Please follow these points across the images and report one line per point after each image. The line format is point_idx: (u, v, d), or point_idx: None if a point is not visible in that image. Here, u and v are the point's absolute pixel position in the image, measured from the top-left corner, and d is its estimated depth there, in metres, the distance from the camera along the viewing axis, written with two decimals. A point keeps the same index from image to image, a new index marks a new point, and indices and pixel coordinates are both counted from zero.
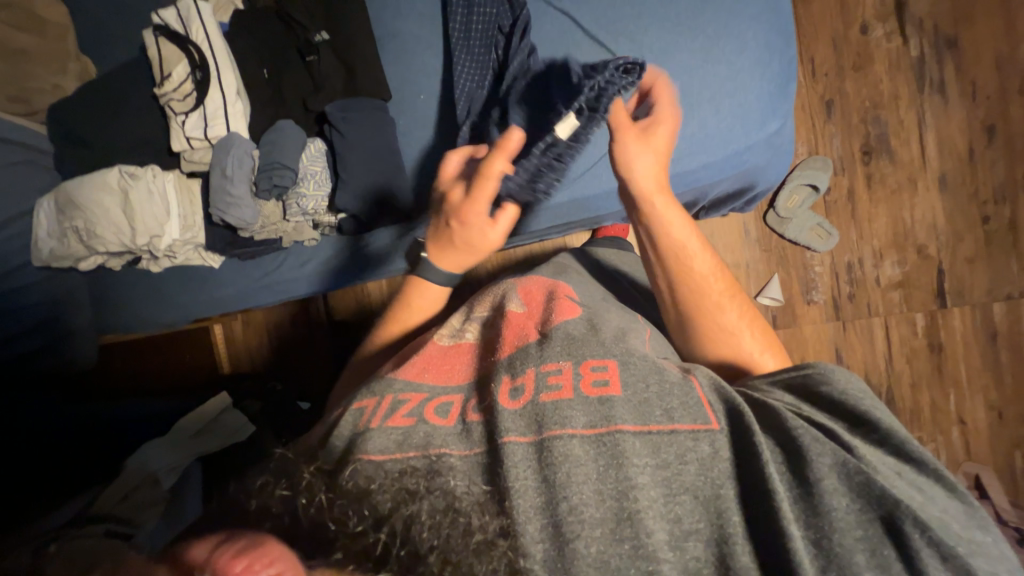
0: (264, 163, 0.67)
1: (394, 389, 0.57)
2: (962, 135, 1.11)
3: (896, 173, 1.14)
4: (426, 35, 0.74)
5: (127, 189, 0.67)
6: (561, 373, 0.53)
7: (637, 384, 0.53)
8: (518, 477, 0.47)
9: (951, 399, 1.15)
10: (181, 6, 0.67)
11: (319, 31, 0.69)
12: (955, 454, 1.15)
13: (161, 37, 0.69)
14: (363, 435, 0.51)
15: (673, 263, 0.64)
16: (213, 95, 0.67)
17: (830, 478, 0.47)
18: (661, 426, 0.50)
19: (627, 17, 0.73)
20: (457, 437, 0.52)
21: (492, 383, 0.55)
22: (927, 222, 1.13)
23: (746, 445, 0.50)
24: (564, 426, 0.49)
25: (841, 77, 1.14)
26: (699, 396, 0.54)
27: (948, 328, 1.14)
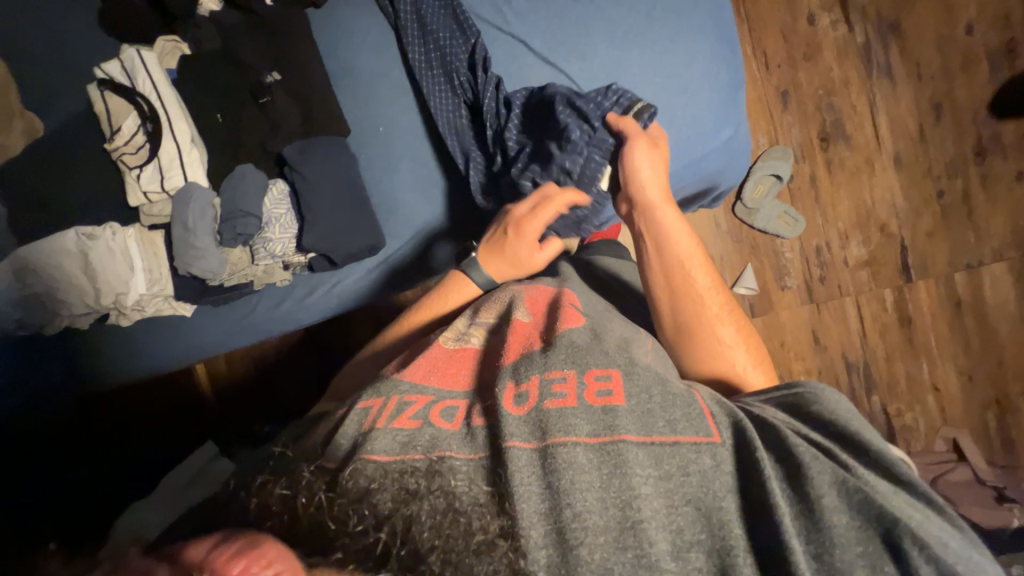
0: (227, 211, 0.67)
1: (399, 390, 0.57)
2: (912, 115, 1.15)
3: (853, 157, 1.18)
4: (381, 67, 0.74)
5: (88, 251, 0.66)
6: (566, 381, 0.55)
7: (641, 395, 0.55)
8: (520, 482, 0.47)
9: (924, 368, 1.20)
10: (125, 59, 0.66)
11: (270, 71, 0.69)
12: (931, 420, 1.20)
13: (106, 91, 0.67)
14: (369, 433, 0.51)
15: (675, 272, 0.68)
16: (168, 147, 0.66)
17: (828, 484, 0.49)
18: (664, 437, 0.51)
19: (576, 35, 0.73)
20: (462, 441, 0.52)
21: (497, 388, 0.56)
22: (887, 201, 1.17)
23: (748, 452, 0.52)
24: (568, 433, 0.50)
25: (794, 67, 1.17)
26: (703, 408, 0.55)
27: (915, 301, 1.19)
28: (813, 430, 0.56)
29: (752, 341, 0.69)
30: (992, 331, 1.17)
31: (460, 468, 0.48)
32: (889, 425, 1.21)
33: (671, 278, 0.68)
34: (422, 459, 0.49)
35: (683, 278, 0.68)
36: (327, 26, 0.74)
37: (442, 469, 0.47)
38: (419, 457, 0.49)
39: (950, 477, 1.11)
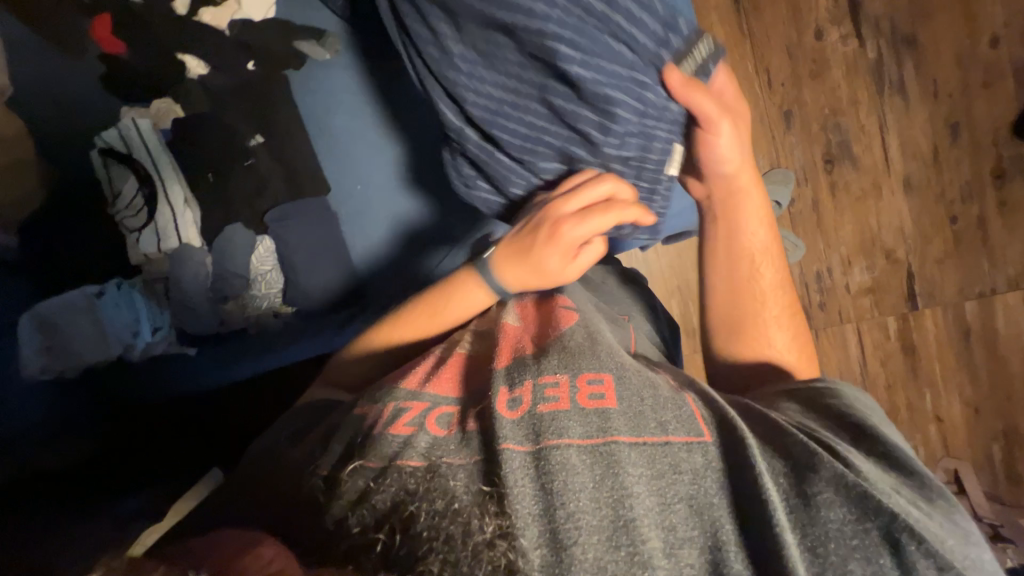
0: (218, 271, 0.74)
1: (396, 399, 0.54)
2: (925, 136, 1.09)
3: (860, 180, 1.13)
4: (359, 125, 0.77)
5: (96, 307, 0.72)
6: (558, 385, 0.52)
7: (633, 397, 0.52)
8: (516, 484, 0.45)
9: (927, 398, 1.16)
10: (122, 128, 0.72)
11: (253, 135, 0.75)
12: (933, 451, 1.16)
13: (105, 158, 0.72)
14: (367, 436, 0.50)
15: (735, 261, 0.72)
16: (164, 212, 0.73)
17: (832, 487, 0.45)
18: (658, 438, 0.49)
19: None
20: (457, 446, 0.50)
21: (489, 392, 0.53)
22: (894, 226, 1.13)
23: (741, 451, 0.48)
24: (561, 436, 0.47)
25: (799, 85, 1.12)
26: (693, 410, 0.53)
27: (921, 329, 1.14)
28: (809, 425, 0.54)
29: (804, 342, 0.71)
30: (1002, 362, 1.12)
31: (456, 471, 0.47)
32: None
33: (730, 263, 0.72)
34: (417, 466, 0.47)
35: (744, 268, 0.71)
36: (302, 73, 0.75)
37: (438, 471, 0.46)
38: (416, 464, 0.47)
39: None
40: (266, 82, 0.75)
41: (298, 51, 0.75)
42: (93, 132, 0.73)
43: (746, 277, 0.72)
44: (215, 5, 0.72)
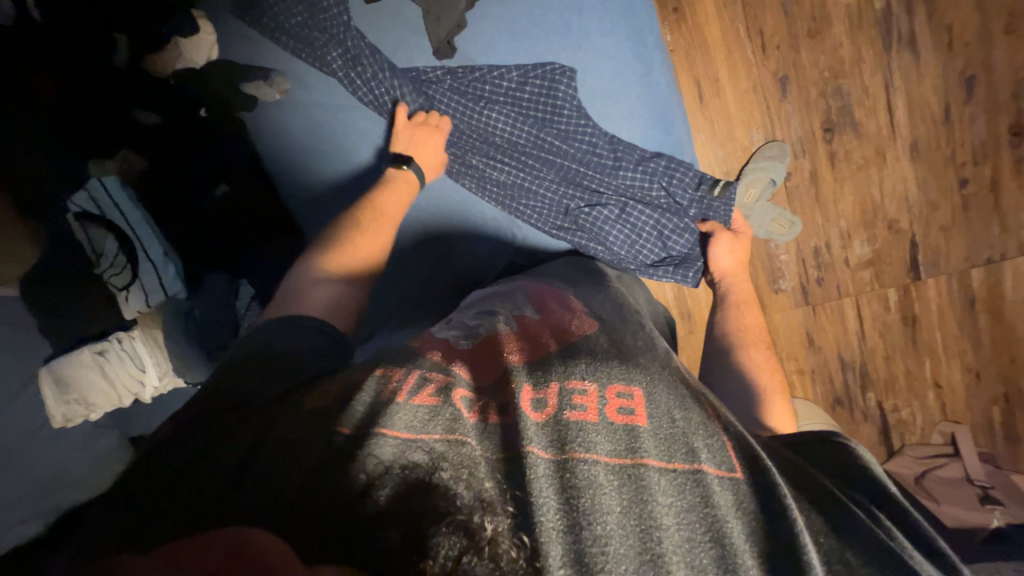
0: (205, 321, 0.82)
1: (422, 367, 0.54)
2: (935, 94, 1.01)
3: (863, 148, 1.06)
4: (314, 150, 0.84)
5: (104, 362, 0.77)
6: (586, 393, 0.48)
7: (663, 418, 0.47)
8: (542, 493, 0.41)
9: (926, 365, 1.15)
10: (93, 189, 0.76)
11: (219, 184, 0.85)
12: (930, 415, 1.17)
13: (82, 219, 0.75)
14: (388, 405, 0.48)
15: (732, 301, 0.82)
16: (147, 269, 0.77)
17: (866, 555, 0.40)
18: (688, 465, 0.44)
19: (540, 111, 0.80)
20: (481, 435, 0.46)
21: (511, 387, 0.50)
22: (898, 195, 1.07)
23: (771, 491, 0.43)
24: (588, 450, 0.44)
25: (796, 47, 1.03)
26: (726, 440, 0.47)
27: (923, 299, 1.11)
28: (834, 482, 0.49)
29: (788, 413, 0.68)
30: (1008, 328, 1.10)
31: (479, 459, 0.43)
32: (884, 421, 1.19)
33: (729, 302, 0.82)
34: (441, 440, 0.45)
35: (734, 309, 0.81)
36: (269, 119, 0.83)
37: (462, 458, 0.43)
38: (438, 437, 0.45)
39: (940, 474, 1.10)
40: (222, 125, 0.84)
41: (244, 93, 0.81)
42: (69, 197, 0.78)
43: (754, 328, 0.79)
44: (155, 53, 0.77)
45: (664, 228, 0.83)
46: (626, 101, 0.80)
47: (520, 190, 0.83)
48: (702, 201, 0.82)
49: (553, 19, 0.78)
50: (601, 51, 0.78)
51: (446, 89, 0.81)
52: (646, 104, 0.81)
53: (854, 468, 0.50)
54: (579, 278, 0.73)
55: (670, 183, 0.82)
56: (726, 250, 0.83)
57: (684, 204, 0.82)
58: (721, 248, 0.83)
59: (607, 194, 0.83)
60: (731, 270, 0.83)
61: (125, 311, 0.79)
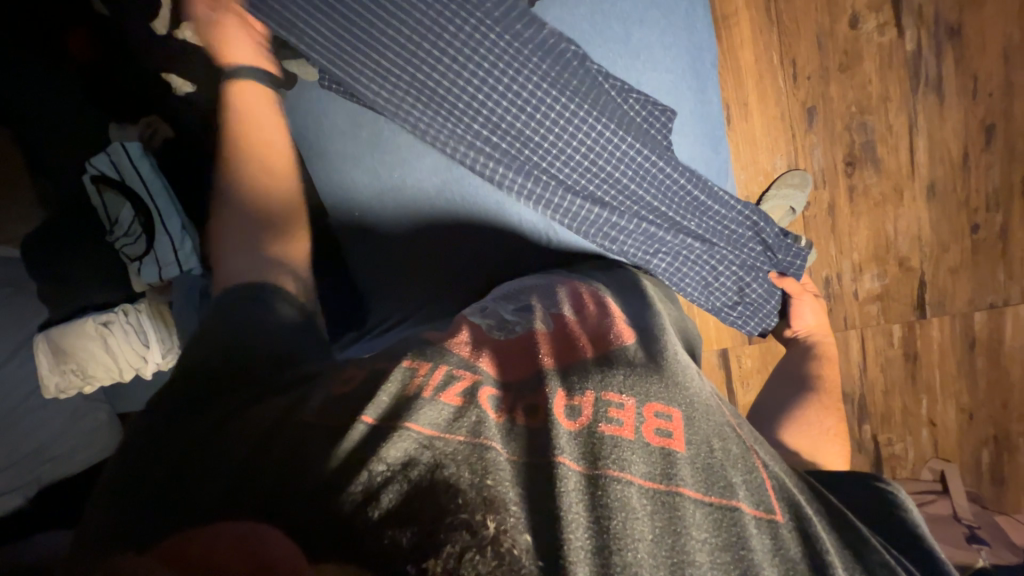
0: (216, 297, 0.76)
1: (449, 361, 0.52)
2: (956, 139, 1.03)
3: (881, 184, 1.07)
4: (346, 127, 0.82)
5: (107, 335, 0.75)
6: (623, 408, 0.47)
7: (702, 445, 0.46)
8: (570, 508, 0.40)
9: (923, 403, 1.17)
10: (112, 154, 0.76)
11: None
12: (922, 451, 1.18)
13: (100, 185, 0.76)
14: (415, 399, 0.47)
15: (809, 351, 0.93)
16: (160, 242, 0.76)
17: None
18: (725, 501, 0.43)
19: (634, 130, 0.74)
20: (510, 441, 0.45)
21: (545, 392, 0.48)
22: (911, 233, 1.09)
23: (811, 540, 0.43)
24: (622, 469, 0.43)
25: (826, 79, 1.05)
26: (764, 477, 0.46)
27: (926, 337, 1.13)
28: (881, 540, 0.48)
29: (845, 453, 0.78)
30: (1003, 373, 1.13)
31: (503, 463, 0.42)
32: (877, 453, 1.20)
33: (804, 351, 0.93)
34: (466, 442, 0.43)
35: (812, 356, 0.92)
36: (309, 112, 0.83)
37: (481, 462, 0.42)
38: (462, 438, 0.44)
39: (927, 510, 1.11)
40: None
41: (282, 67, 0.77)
42: (88, 160, 0.78)
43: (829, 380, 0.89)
44: None
45: (747, 275, 0.83)
46: (678, 116, 0.81)
47: (597, 214, 0.75)
48: (783, 247, 0.85)
49: (612, 28, 0.77)
50: (658, 64, 0.79)
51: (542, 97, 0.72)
52: (698, 122, 0.83)
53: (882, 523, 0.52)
54: (614, 278, 0.73)
55: (757, 224, 0.82)
56: (811, 311, 0.93)
57: (767, 252, 0.85)
58: (805, 313, 0.93)
59: (688, 228, 0.78)
60: (813, 328, 0.94)
61: (132, 282, 0.78)
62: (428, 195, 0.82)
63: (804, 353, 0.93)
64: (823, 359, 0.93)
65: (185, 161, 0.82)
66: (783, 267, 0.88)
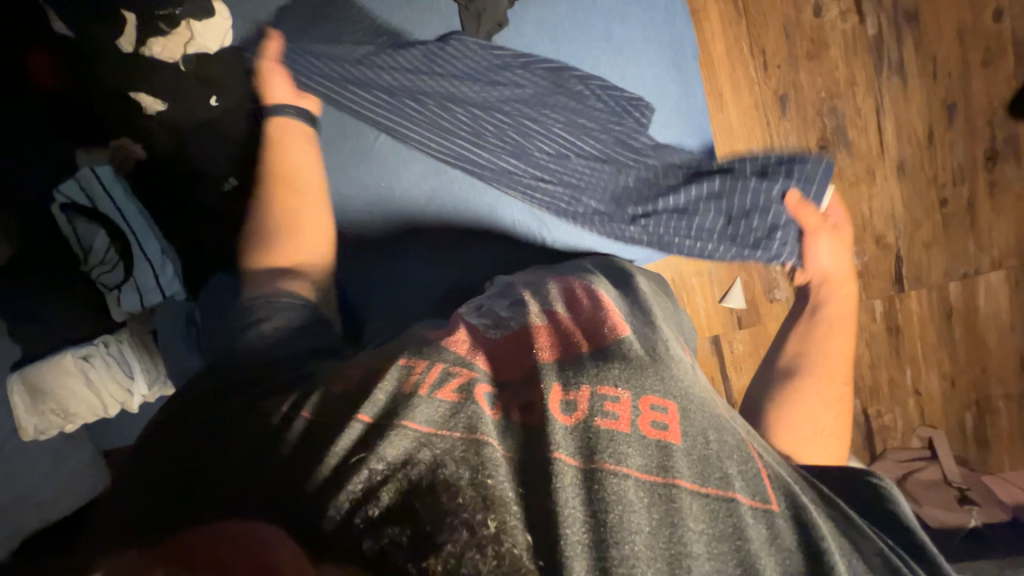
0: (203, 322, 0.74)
1: (445, 359, 0.52)
2: (921, 119, 1.08)
3: (854, 165, 1.11)
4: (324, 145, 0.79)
5: (87, 371, 0.72)
6: (619, 401, 0.48)
7: (696, 437, 0.48)
8: (568, 502, 0.42)
9: (907, 373, 1.21)
10: (81, 180, 0.73)
11: (228, 178, 0.78)
12: (910, 420, 1.22)
13: (70, 212, 0.73)
14: (412, 398, 0.47)
15: (824, 297, 0.85)
16: (141, 268, 0.74)
17: None
18: (722, 491, 0.46)
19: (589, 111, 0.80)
20: (505, 434, 0.46)
21: (540, 387, 0.49)
22: (886, 211, 1.13)
23: (803, 526, 0.46)
24: (619, 462, 0.45)
25: (795, 67, 1.08)
26: (759, 468, 0.49)
27: (906, 310, 1.18)
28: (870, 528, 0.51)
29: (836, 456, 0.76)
30: (980, 339, 1.17)
31: (500, 460, 0.43)
32: (869, 426, 1.24)
33: (822, 296, 0.85)
34: (462, 439, 0.44)
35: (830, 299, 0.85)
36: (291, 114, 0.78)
37: (479, 461, 0.43)
38: (459, 435, 0.44)
39: (919, 477, 1.15)
40: (219, 117, 0.76)
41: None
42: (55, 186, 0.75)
43: (814, 345, 0.82)
44: (163, 35, 0.72)
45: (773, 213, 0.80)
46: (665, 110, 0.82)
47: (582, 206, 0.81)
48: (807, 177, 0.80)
49: (593, 25, 0.79)
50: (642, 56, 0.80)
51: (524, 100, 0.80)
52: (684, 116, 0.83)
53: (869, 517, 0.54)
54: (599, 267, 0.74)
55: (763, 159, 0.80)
56: (828, 250, 0.84)
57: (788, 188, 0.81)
58: (821, 250, 0.84)
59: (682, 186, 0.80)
60: (830, 271, 0.85)
61: (113, 310, 0.75)
62: (418, 204, 0.82)
63: (817, 300, 0.85)
64: (830, 328, 0.83)
65: (158, 182, 0.79)
66: (815, 193, 0.81)
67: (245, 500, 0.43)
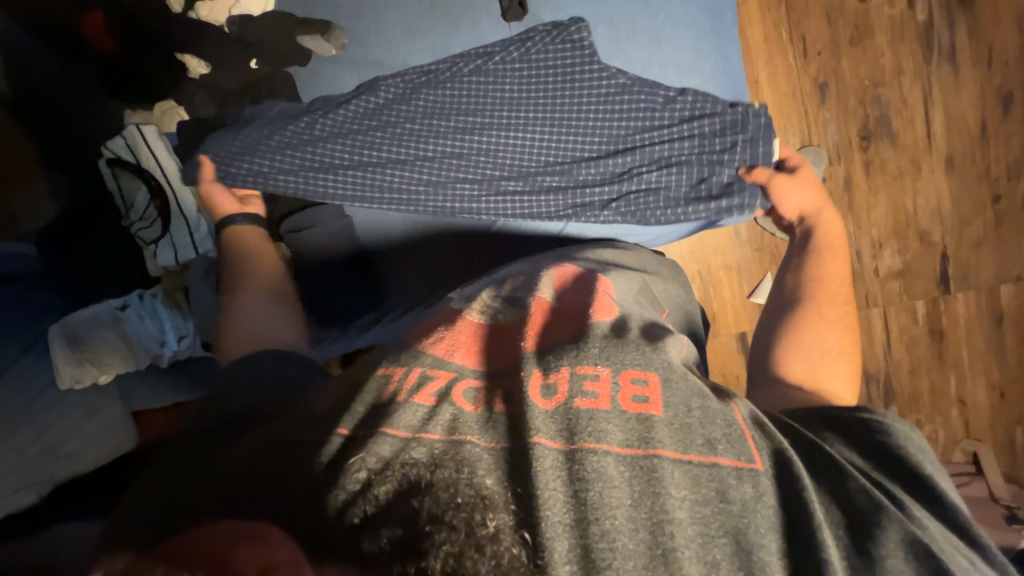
0: None
1: (420, 362, 0.50)
2: (974, 109, 1.02)
3: (898, 157, 1.06)
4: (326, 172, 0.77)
5: (122, 320, 0.76)
6: (599, 379, 0.47)
7: (680, 406, 0.47)
8: (547, 486, 0.40)
9: (951, 381, 1.13)
10: (128, 137, 0.77)
11: None
12: (952, 432, 1.15)
13: (116, 169, 0.77)
14: (389, 406, 0.46)
15: (817, 233, 0.80)
16: (179, 225, 0.78)
17: (897, 542, 0.42)
18: (705, 457, 0.44)
19: (472, 108, 0.79)
20: (481, 427, 0.44)
21: (520, 374, 0.48)
22: (932, 206, 1.07)
23: (792, 488, 0.44)
24: (599, 440, 0.43)
25: (837, 54, 1.04)
26: (746, 430, 0.47)
27: (951, 313, 1.11)
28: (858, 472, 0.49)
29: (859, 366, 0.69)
30: None
31: (479, 455, 0.42)
32: None
33: (807, 230, 0.80)
34: (440, 441, 0.42)
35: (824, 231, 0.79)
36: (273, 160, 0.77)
37: (460, 459, 0.41)
38: (437, 437, 0.43)
39: (963, 493, 1.07)
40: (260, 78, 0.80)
41: (299, 45, 0.79)
42: (104, 144, 0.79)
43: (817, 273, 0.76)
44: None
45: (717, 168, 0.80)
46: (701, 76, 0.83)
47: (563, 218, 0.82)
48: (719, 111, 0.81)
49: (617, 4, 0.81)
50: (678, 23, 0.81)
51: (531, 79, 0.79)
52: (722, 79, 0.84)
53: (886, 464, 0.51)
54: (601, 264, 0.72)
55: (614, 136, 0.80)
56: (794, 192, 0.80)
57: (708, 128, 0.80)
58: (789, 192, 0.79)
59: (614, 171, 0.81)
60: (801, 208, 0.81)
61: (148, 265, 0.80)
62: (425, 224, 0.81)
63: (807, 234, 0.80)
64: (825, 249, 0.78)
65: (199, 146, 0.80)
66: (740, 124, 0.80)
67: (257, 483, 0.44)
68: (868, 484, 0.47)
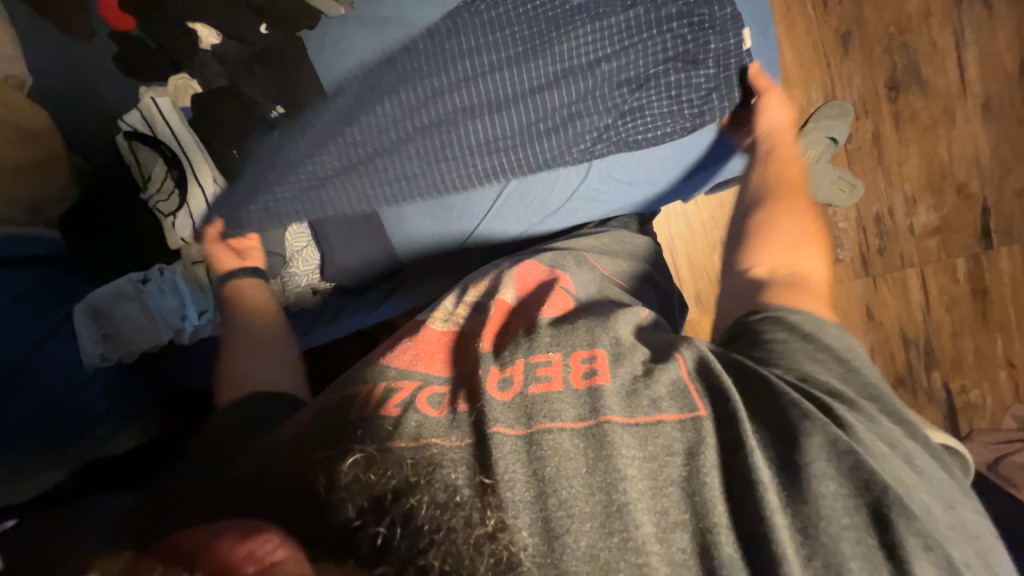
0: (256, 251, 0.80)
1: (387, 376, 0.51)
2: (1008, 50, 0.98)
3: (929, 107, 1.01)
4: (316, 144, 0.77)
5: (144, 295, 0.76)
6: (550, 364, 0.49)
7: (625, 376, 0.49)
8: (507, 469, 0.42)
9: (998, 343, 1.07)
10: (142, 109, 0.76)
11: (275, 107, 0.80)
12: (1002, 397, 1.08)
13: (133, 141, 0.77)
14: (361, 421, 0.47)
15: (778, 155, 0.78)
16: (195, 195, 0.78)
17: (822, 439, 0.45)
18: (649, 417, 0.46)
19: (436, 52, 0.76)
20: (448, 428, 0.46)
21: (478, 371, 0.50)
22: (967, 157, 1.02)
23: (733, 420, 0.47)
24: (553, 419, 0.45)
25: (859, 3, 1.00)
26: (686, 383, 0.49)
27: (994, 269, 1.05)
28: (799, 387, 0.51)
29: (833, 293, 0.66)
30: None
31: (448, 456, 0.43)
32: (951, 404, 1.10)
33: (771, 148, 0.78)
34: (410, 447, 0.44)
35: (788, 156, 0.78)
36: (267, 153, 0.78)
37: (433, 464, 0.42)
38: (408, 443, 0.44)
39: None
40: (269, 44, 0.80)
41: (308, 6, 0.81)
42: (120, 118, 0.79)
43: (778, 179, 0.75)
44: None
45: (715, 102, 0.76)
46: None
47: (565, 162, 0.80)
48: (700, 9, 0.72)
49: None
50: None
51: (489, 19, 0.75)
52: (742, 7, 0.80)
53: (817, 371, 0.53)
54: (568, 254, 0.71)
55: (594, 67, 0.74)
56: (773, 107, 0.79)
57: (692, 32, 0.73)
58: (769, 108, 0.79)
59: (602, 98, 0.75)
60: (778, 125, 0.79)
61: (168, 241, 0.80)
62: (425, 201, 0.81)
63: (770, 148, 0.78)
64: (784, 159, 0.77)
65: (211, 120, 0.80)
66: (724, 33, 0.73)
67: (247, 495, 0.45)
68: (793, 391, 0.49)
